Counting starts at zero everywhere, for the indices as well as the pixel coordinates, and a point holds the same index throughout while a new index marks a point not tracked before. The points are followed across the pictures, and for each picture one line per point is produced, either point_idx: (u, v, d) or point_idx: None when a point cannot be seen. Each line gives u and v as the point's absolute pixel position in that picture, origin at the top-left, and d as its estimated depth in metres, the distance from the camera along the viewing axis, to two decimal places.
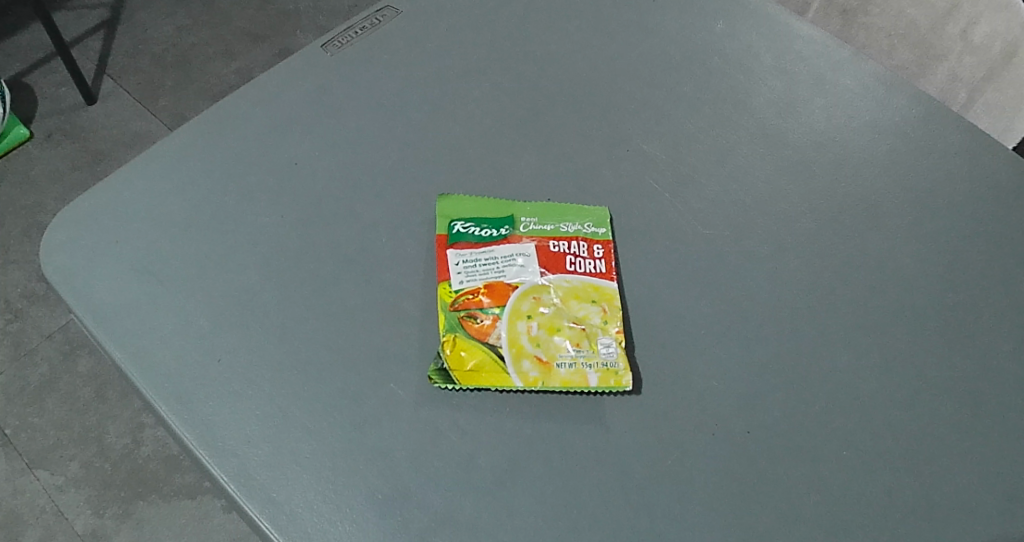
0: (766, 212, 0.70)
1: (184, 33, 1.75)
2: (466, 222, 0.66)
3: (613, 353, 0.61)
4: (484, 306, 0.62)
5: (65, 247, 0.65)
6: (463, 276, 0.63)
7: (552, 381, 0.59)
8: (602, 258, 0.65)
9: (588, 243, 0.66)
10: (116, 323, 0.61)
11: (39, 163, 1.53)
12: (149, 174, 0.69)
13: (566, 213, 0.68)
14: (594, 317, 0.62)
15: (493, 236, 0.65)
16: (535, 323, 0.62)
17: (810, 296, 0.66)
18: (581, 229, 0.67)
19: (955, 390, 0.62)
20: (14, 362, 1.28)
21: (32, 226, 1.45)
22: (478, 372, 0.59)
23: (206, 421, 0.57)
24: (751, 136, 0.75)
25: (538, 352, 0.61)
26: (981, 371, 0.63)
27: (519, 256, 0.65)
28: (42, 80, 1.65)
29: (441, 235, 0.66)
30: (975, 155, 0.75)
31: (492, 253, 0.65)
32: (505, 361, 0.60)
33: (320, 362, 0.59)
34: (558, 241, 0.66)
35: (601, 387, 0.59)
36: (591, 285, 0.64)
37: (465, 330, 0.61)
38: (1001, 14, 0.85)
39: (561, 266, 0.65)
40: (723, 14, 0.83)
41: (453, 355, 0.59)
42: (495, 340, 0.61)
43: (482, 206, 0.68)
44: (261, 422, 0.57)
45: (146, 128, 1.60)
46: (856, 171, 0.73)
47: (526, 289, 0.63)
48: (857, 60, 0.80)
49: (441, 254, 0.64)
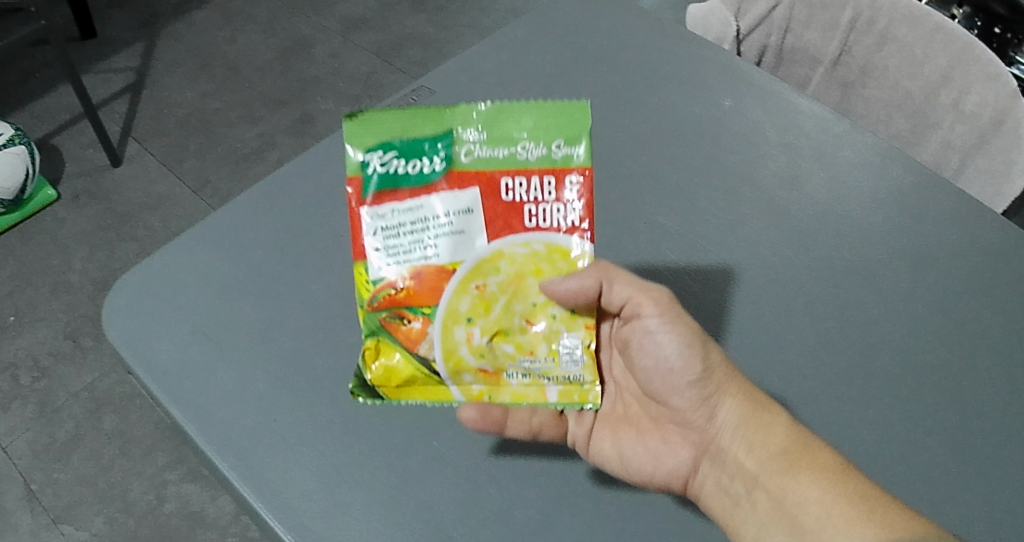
0: (773, 278, 0.76)
1: (208, 99, 1.85)
2: (385, 154, 0.61)
3: (577, 365, 0.62)
4: (410, 307, 0.61)
5: (126, 312, 0.70)
6: (386, 257, 0.61)
7: (502, 394, 0.62)
8: (560, 196, 0.61)
9: (542, 176, 0.61)
10: (177, 383, 0.66)
11: (67, 223, 1.62)
12: (204, 242, 0.74)
13: (512, 131, 0.62)
14: (553, 311, 0.63)
15: (416, 175, 0.61)
16: (476, 327, 0.61)
17: (815, 358, 0.71)
18: (534, 156, 0.61)
19: (952, 445, 0.67)
20: (41, 418, 1.36)
21: (59, 284, 1.53)
22: (407, 390, 0.61)
23: (264, 477, 0.61)
24: (758, 205, 0.80)
25: (483, 363, 0.62)
26: (975, 426, 0.68)
27: (454, 211, 0.61)
28: (69, 142, 1.76)
29: (355, 177, 0.61)
30: (972, 223, 0.80)
31: (418, 213, 0.61)
32: (441, 376, 0.61)
33: (367, 419, 0.64)
34: (513, 175, 0.61)
35: (564, 402, 0.62)
36: (557, 249, 0.62)
37: (393, 335, 0.61)
38: (990, 84, 0.88)
39: (513, 209, 0.61)
40: (730, 92, 0.90)
41: (379, 374, 0.61)
42: (426, 352, 0.61)
43: (405, 128, 0.61)
44: (315, 476, 0.61)
45: (169, 190, 1.68)
46: (858, 238, 0.79)
47: (463, 276, 0.61)
48: (855, 133, 0.86)
49: (355, 213, 0.61)
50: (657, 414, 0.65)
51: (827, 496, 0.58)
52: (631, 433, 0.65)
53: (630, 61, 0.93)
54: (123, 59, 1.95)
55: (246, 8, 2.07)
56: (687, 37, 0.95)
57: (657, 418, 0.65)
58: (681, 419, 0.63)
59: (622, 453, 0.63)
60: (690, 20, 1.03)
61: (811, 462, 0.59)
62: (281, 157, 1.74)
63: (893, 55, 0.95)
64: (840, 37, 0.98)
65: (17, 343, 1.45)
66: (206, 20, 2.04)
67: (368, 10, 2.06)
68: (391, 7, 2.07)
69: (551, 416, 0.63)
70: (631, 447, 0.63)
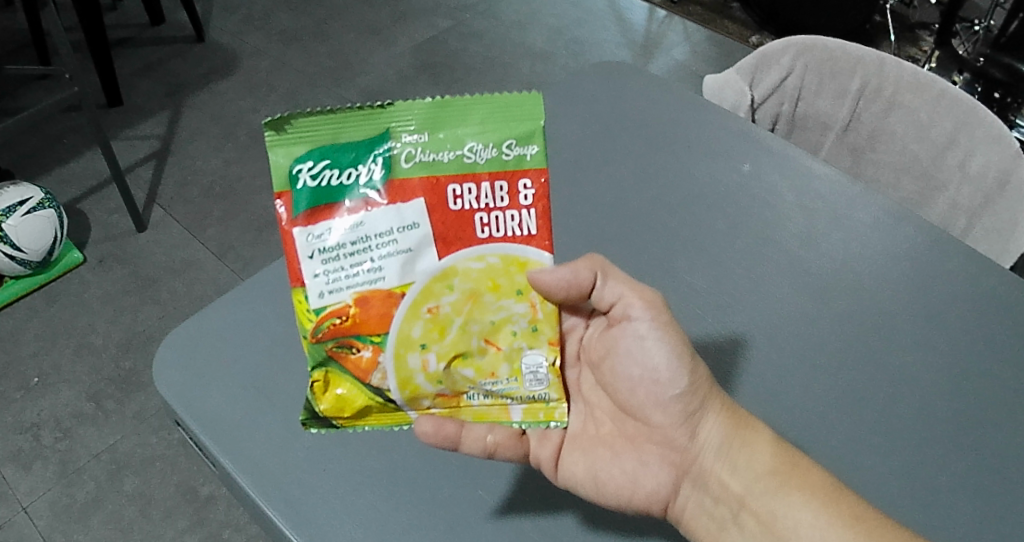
0: (796, 334, 0.79)
1: (231, 166, 1.92)
2: (312, 165, 0.59)
3: (541, 384, 0.64)
4: (359, 335, 0.62)
5: (177, 367, 0.74)
6: (326, 284, 0.60)
7: (464, 414, 0.64)
8: (507, 199, 0.61)
9: (486, 181, 0.60)
10: (230, 437, 0.69)
11: (92, 287, 1.66)
12: (251, 300, 0.78)
13: (448, 130, 0.60)
14: (513, 328, 0.64)
15: (352, 187, 0.60)
16: (431, 353, 0.62)
17: (839, 410, 0.74)
18: (474, 157, 0.60)
19: (973, 494, 0.70)
20: (62, 479, 1.37)
21: (82, 346, 1.56)
22: (362, 416, 0.63)
23: (319, 527, 0.65)
24: (779, 265, 0.84)
25: (441, 388, 0.63)
26: (996, 474, 0.71)
27: (398, 228, 0.60)
28: (95, 207, 1.82)
29: (285, 192, 0.59)
30: (985, 281, 0.83)
31: (359, 234, 0.60)
32: (399, 403, 0.63)
33: (415, 471, 0.69)
34: (460, 181, 0.60)
35: (530, 421, 0.64)
36: (513, 261, 0.62)
37: (343, 365, 0.62)
38: (995, 146, 0.92)
39: (464, 219, 0.61)
40: (749, 158, 0.94)
41: (331, 405, 0.62)
42: (378, 382, 0.62)
43: (336, 134, 0.60)
44: (367, 525, 0.65)
45: (193, 256, 1.72)
46: (875, 295, 0.82)
47: (413, 299, 0.62)
48: (868, 195, 0.91)
49: (288, 236, 0.60)
50: (634, 434, 0.68)
51: (813, 513, 0.62)
52: (606, 454, 0.67)
53: (650, 128, 0.98)
54: (148, 127, 2.02)
55: (270, 80, 2.17)
56: (703, 106, 1.00)
57: (634, 438, 0.68)
58: (661, 438, 0.67)
59: (597, 476, 0.66)
60: (707, 90, 1.09)
61: (797, 479, 0.64)
62: None
63: (900, 121, 1.00)
64: (849, 104, 1.03)
65: (40, 404, 1.47)
66: (231, 91, 2.13)
67: (387, 82, 2.16)
68: (409, 80, 2.17)
69: (512, 437, 0.66)
70: (608, 470, 0.66)
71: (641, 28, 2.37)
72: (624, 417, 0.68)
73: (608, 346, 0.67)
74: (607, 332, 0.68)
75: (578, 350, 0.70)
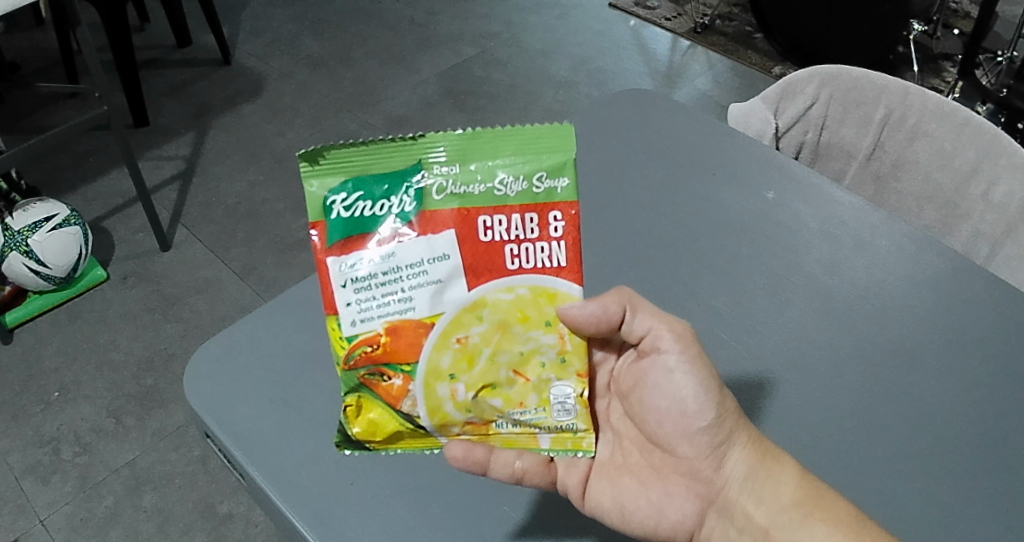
0: (820, 358, 0.79)
1: (255, 188, 1.95)
2: (347, 196, 0.59)
3: (570, 415, 0.64)
4: (390, 363, 0.61)
5: (207, 378, 0.75)
6: (358, 315, 0.60)
7: (493, 441, 0.64)
8: (539, 233, 0.60)
9: (517, 213, 0.60)
10: (257, 447, 0.70)
11: (115, 304, 1.69)
12: (281, 315, 0.80)
13: (480, 163, 0.60)
14: (542, 359, 0.63)
15: (385, 218, 0.60)
16: (460, 383, 0.62)
17: (862, 434, 0.74)
18: (506, 190, 0.60)
19: (998, 522, 0.69)
20: (81, 493, 1.38)
21: (104, 361, 1.58)
22: (394, 440, 0.64)
23: (343, 537, 0.66)
24: (802, 291, 0.85)
25: (470, 416, 0.63)
26: (1021, 503, 0.70)
27: (429, 258, 0.60)
28: (120, 226, 1.85)
29: (319, 222, 0.59)
30: (1011, 311, 0.83)
31: (389, 266, 0.60)
32: (429, 430, 0.63)
33: (439, 486, 0.69)
34: (491, 213, 0.60)
35: (558, 449, 0.65)
36: (543, 292, 0.61)
37: (374, 391, 0.62)
38: (1018, 175, 0.93)
39: (494, 252, 0.60)
40: (772, 185, 0.95)
41: (364, 429, 0.62)
42: (409, 408, 0.62)
43: (368, 166, 0.60)
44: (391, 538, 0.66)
45: (215, 275, 1.75)
46: (898, 322, 0.82)
47: (443, 329, 0.61)
48: (891, 223, 0.91)
49: (321, 266, 0.60)
50: (660, 464, 0.67)
51: None
52: (633, 484, 0.67)
53: (674, 155, 0.99)
54: (174, 147, 2.06)
55: (294, 104, 2.20)
56: (727, 134, 1.02)
57: (661, 468, 0.67)
58: (687, 468, 0.67)
59: (624, 506, 0.66)
60: (732, 118, 1.11)
61: (822, 512, 0.64)
62: None
63: (924, 150, 1.01)
64: (873, 133, 1.04)
65: (60, 418, 1.48)
66: (256, 114, 2.17)
67: (410, 108, 2.19)
68: (432, 106, 2.20)
69: (539, 463, 0.66)
70: (635, 500, 0.66)
71: (662, 58, 2.40)
72: (651, 447, 0.68)
73: (637, 378, 0.67)
74: (637, 363, 0.67)
75: (608, 381, 0.70)
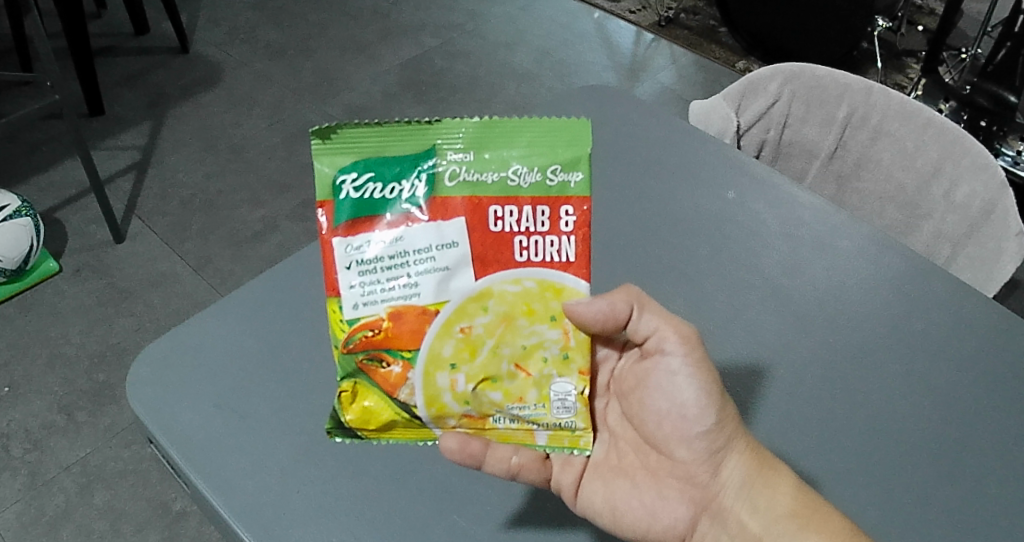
0: (777, 360, 0.79)
1: (212, 180, 1.90)
2: (357, 177, 0.60)
3: (569, 413, 0.63)
4: (390, 349, 0.61)
5: (149, 382, 0.72)
6: (361, 297, 0.60)
7: (489, 436, 0.63)
8: (551, 225, 0.61)
9: (528, 205, 0.61)
10: (200, 453, 0.68)
11: (66, 297, 1.63)
12: (229, 316, 0.77)
13: (495, 153, 0.61)
14: (544, 354, 0.63)
15: (393, 202, 0.61)
16: (460, 374, 0.61)
17: (819, 436, 0.74)
18: (519, 181, 0.61)
19: (952, 522, 0.69)
20: (30, 491, 1.33)
21: (55, 356, 1.53)
22: (387, 430, 0.62)
23: None
24: (761, 293, 0.84)
25: (467, 409, 0.62)
26: (975, 503, 0.71)
27: (437, 245, 0.60)
28: (72, 217, 1.80)
29: (327, 201, 0.60)
30: (967, 311, 0.83)
31: (396, 251, 0.60)
32: (424, 421, 0.62)
33: (390, 494, 0.67)
34: (502, 204, 0.61)
35: (554, 446, 0.64)
36: (550, 287, 0.62)
37: (370, 377, 0.61)
38: (980, 175, 0.93)
39: (503, 241, 0.61)
40: (733, 185, 0.95)
41: (357, 417, 0.62)
42: (406, 397, 0.61)
43: (381, 148, 0.60)
44: None
45: (171, 269, 1.70)
46: (856, 324, 0.82)
47: (446, 318, 0.61)
48: (852, 223, 0.91)
49: (327, 246, 0.60)
50: (656, 467, 0.66)
51: None
52: (627, 485, 0.65)
53: (635, 153, 0.98)
54: (129, 137, 2.00)
55: (253, 94, 2.15)
56: (688, 131, 1.01)
57: (656, 471, 0.66)
58: (683, 472, 0.65)
59: (616, 507, 0.65)
60: (693, 115, 1.08)
61: (817, 522, 0.63)
62: (284, 240, 1.77)
63: (886, 149, 1.02)
64: (836, 131, 1.05)
65: (10, 415, 1.43)
66: (214, 104, 2.12)
67: (372, 99, 2.15)
68: (394, 98, 2.16)
69: (536, 459, 0.64)
70: (628, 501, 0.65)
71: (626, 52, 2.39)
72: (647, 449, 0.66)
73: (640, 377, 0.66)
74: (640, 363, 0.67)
75: (608, 381, 0.69)
